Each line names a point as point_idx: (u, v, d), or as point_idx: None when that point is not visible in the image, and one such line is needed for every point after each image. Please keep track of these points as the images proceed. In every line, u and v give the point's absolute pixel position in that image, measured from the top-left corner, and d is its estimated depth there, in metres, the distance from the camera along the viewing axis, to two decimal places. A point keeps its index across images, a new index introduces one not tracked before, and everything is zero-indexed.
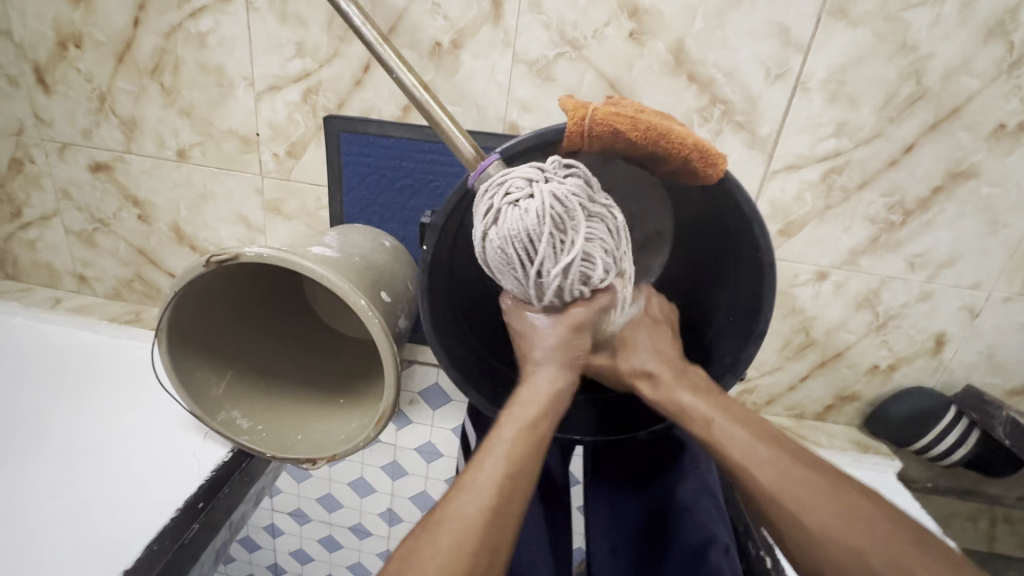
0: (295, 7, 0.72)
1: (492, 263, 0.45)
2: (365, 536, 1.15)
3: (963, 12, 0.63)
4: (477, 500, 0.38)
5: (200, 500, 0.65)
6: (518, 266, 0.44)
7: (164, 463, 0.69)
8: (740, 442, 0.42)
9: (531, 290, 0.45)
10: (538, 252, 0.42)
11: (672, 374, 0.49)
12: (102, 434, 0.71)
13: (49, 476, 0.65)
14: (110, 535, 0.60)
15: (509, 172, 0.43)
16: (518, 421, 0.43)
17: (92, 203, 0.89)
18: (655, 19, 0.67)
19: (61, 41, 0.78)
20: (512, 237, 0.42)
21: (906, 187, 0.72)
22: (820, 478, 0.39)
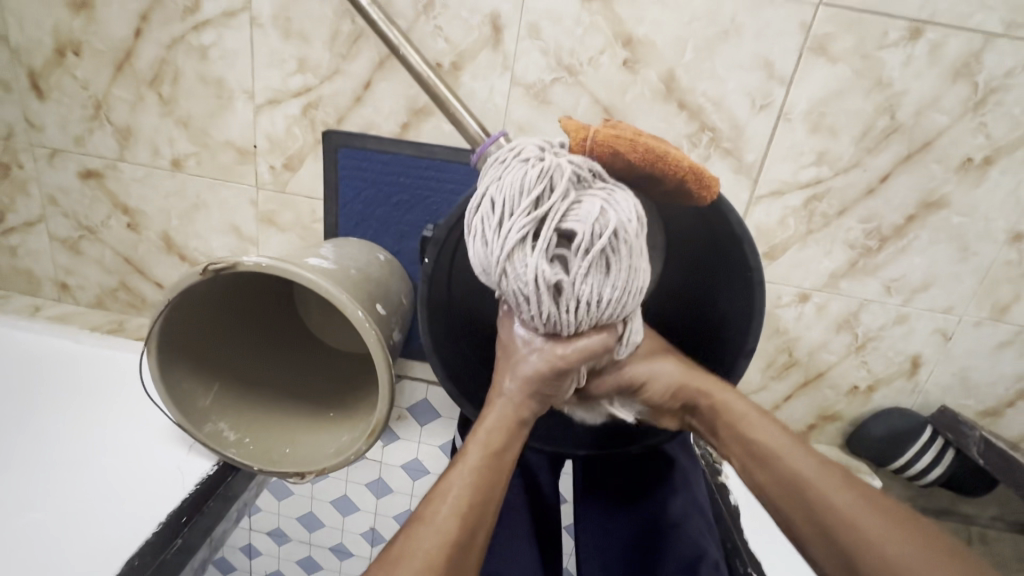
0: (298, 24, 0.73)
1: (476, 217, 0.44)
2: (346, 557, 1.13)
3: (933, 53, 0.68)
4: (438, 534, 0.42)
5: (183, 514, 0.64)
6: (496, 220, 0.43)
7: (149, 475, 0.67)
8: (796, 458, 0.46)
9: (496, 251, 0.43)
10: (520, 204, 0.42)
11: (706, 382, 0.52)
12: (84, 444, 0.70)
13: (29, 494, 0.64)
14: (93, 551, 0.59)
15: (523, 140, 0.46)
16: (482, 448, 0.47)
17: (79, 211, 0.88)
18: (649, 49, 0.71)
19: (60, 48, 0.78)
20: (504, 189, 0.43)
21: (883, 215, 0.76)
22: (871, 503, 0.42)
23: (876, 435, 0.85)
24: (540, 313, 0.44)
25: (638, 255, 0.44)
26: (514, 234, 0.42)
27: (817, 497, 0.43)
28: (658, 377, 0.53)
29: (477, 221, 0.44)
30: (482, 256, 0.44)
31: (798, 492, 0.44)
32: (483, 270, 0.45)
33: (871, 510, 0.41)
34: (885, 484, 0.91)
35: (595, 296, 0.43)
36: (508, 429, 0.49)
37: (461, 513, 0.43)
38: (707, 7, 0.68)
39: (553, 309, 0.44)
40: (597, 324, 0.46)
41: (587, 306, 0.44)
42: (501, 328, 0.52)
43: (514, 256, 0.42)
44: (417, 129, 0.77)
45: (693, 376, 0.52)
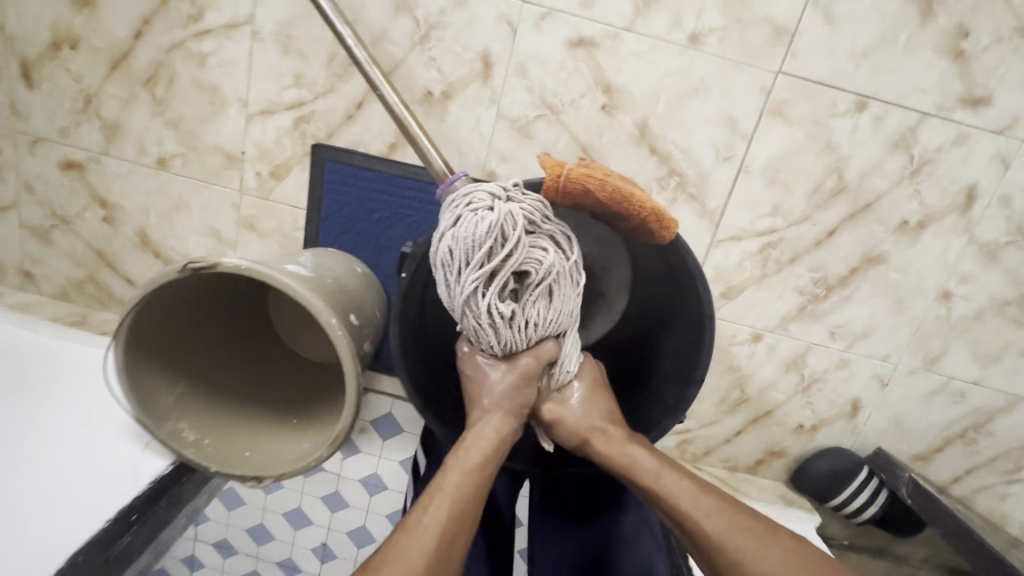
0: (298, 43, 0.77)
1: (437, 263, 0.49)
2: (294, 573, 1.10)
3: (875, 124, 0.76)
4: (421, 544, 0.44)
5: (133, 513, 0.64)
6: (456, 269, 0.48)
7: (98, 471, 0.66)
8: (686, 491, 0.50)
9: (458, 295, 0.49)
10: (476, 254, 0.48)
11: (611, 428, 0.55)
12: (27, 436, 0.68)
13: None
14: (32, 546, 0.57)
15: (475, 188, 0.50)
16: (463, 468, 0.49)
17: (56, 200, 0.87)
18: (626, 98, 0.77)
19: (56, 41, 0.79)
20: (461, 240, 0.48)
21: (830, 266, 0.83)
22: (746, 520, 0.47)
23: (818, 473, 0.90)
24: (503, 340, 0.53)
25: (574, 280, 0.54)
26: (474, 283, 0.48)
27: (698, 529, 0.47)
28: (568, 416, 0.56)
29: (439, 266, 0.50)
30: (447, 296, 0.50)
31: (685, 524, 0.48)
32: (451, 309, 0.51)
33: (739, 529, 0.46)
34: (825, 520, 0.96)
35: (544, 319, 0.53)
36: (488, 448, 0.51)
37: (443, 526, 0.45)
38: (679, 65, 0.75)
39: (512, 333, 0.52)
40: (546, 335, 0.55)
41: (535, 327, 0.53)
42: (462, 358, 0.58)
43: (473, 298, 0.49)
44: (404, 150, 0.81)
45: (591, 419, 0.56)
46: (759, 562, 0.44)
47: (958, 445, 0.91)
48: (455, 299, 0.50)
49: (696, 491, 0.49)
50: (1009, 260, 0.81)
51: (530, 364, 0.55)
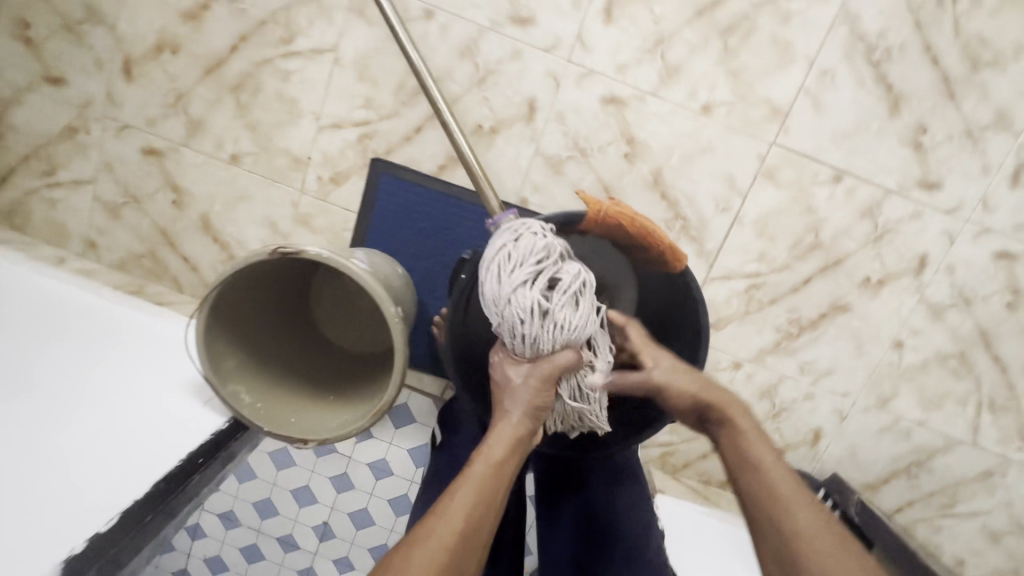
0: (372, 71, 0.90)
1: (491, 265, 0.61)
2: (291, 549, 1.17)
3: (849, 194, 0.91)
4: (449, 523, 0.50)
5: (200, 456, 0.76)
6: (508, 271, 0.60)
7: (170, 416, 0.77)
8: (788, 482, 0.53)
9: (506, 290, 0.60)
10: (526, 261, 0.61)
11: (727, 403, 0.61)
12: (100, 382, 0.76)
13: (57, 407, 0.70)
14: (121, 468, 0.68)
15: (529, 219, 0.64)
16: (488, 462, 0.56)
17: (132, 180, 0.97)
18: (646, 149, 0.91)
19: (160, 45, 0.90)
20: (516, 250, 0.61)
21: (803, 309, 0.96)
22: (830, 531, 0.50)
23: None
24: (533, 338, 0.60)
25: (593, 303, 0.65)
26: (520, 280, 0.60)
27: (791, 517, 0.51)
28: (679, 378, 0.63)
29: (493, 267, 0.61)
30: (495, 292, 0.60)
31: (777, 507, 0.52)
32: (495, 306, 0.61)
33: (824, 532, 0.50)
34: None
35: (569, 325, 0.61)
36: (510, 444, 0.58)
37: (469, 510, 0.52)
38: (692, 128, 0.89)
39: (543, 332, 0.60)
40: (567, 344, 0.62)
41: (560, 332, 0.61)
42: (493, 364, 0.65)
43: (517, 296, 0.60)
44: (451, 172, 0.93)
45: (710, 389, 0.62)
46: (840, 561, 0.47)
47: (902, 478, 1.04)
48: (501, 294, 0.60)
49: (796, 487, 0.53)
50: (951, 320, 0.95)
51: (552, 368, 0.61)
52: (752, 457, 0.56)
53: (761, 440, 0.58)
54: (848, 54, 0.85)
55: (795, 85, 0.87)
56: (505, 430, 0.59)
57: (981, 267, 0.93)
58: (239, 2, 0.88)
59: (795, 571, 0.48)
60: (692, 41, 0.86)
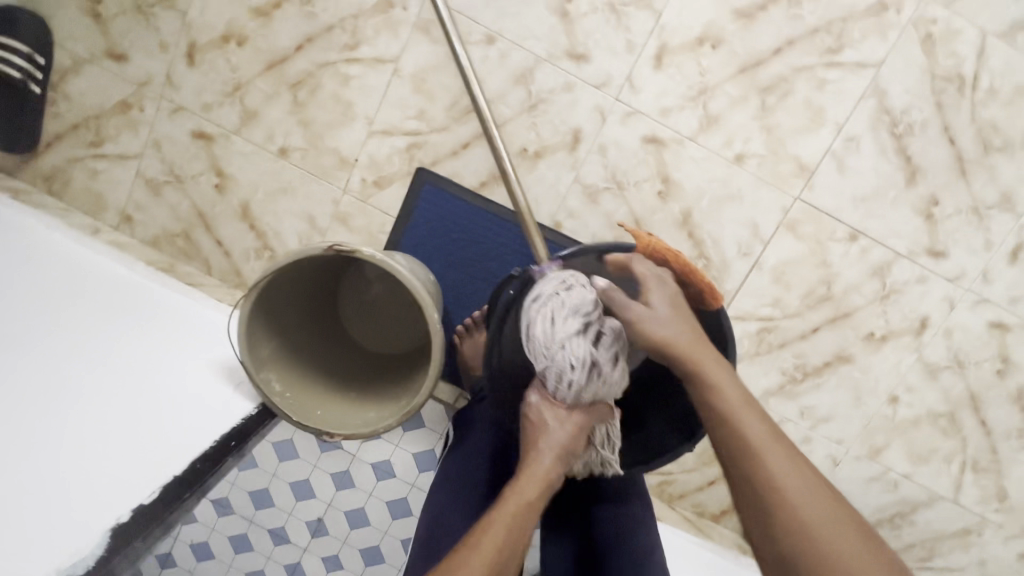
0: (429, 86, 0.94)
1: (544, 311, 0.65)
2: (281, 542, 1.17)
3: (862, 253, 0.97)
4: (483, 557, 0.55)
5: (234, 438, 0.79)
6: (560, 321, 0.64)
7: (201, 396, 0.79)
8: (757, 428, 0.55)
9: (556, 339, 0.64)
10: (578, 314, 0.65)
11: (697, 349, 0.61)
12: (136, 356, 0.77)
13: (109, 376, 0.73)
14: (156, 446, 0.70)
15: (581, 271, 0.68)
16: (521, 502, 0.61)
17: (178, 160, 0.99)
18: (678, 189, 0.96)
19: (226, 36, 0.94)
20: (569, 301, 0.65)
21: (809, 356, 1.01)
22: (801, 469, 0.52)
23: None
24: (574, 387, 0.66)
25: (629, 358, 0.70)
26: (572, 333, 0.64)
27: (756, 461, 0.53)
28: (662, 329, 0.63)
29: (546, 313, 0.65)
30: (545, 338, 0.65)
31: (744, 452, 0.54)
32: (544, 352, 0.65)
33: (791, 471, 0.52)
34: None
35: (608, 379, 0.66)
36: (538, 485, 0.63)
37: (500, 546, 0.56)
38: (724, 175, 0.95)
39: (584, 383, 0.65)
40: (601, 396, 0.68)
41: (601, 386, 0.66)
42: (529, 402, 0.69)
43: (566, 347, 0.65)
44: (491, 189, 0.97)
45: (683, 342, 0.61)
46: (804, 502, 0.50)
47: (885, 529, 1.08)
48: (552, 343, 0.65)
49: (767, 431, 0.54)
50: (944, 381, 1.01)
51: (584, 418, 0.67)
52: (726, 407, 0.57)
53: (739, 391, 0.58)
54: (873, 125, 0.92)
55: (822, 147, 0.93)
56: (536, 471, 0.64)
57: (976, 334, 0.99)
58: (310, 6, 0.92)
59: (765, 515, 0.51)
60: (733, 95, 0.92)
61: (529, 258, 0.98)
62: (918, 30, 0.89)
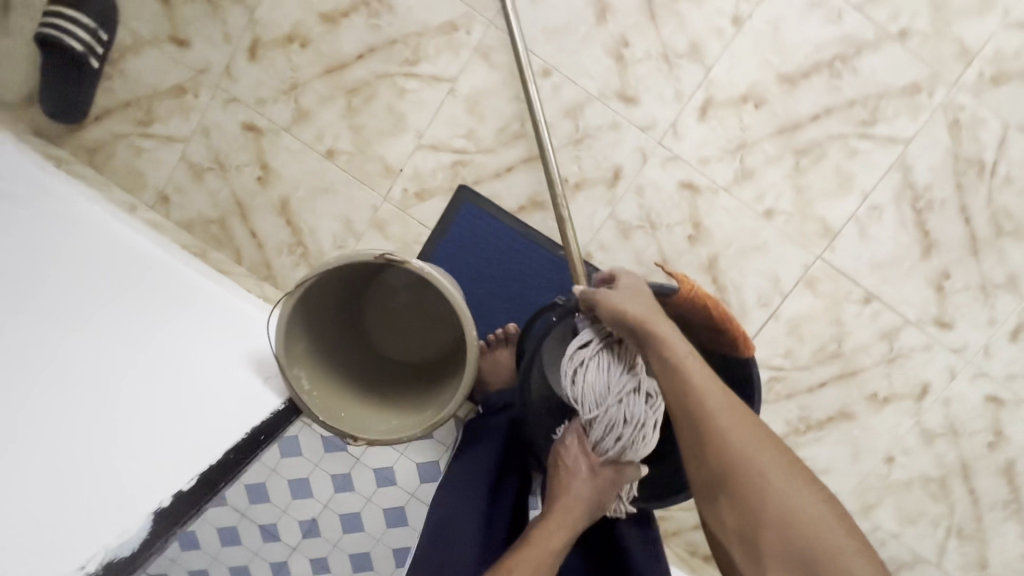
0: (481, 108, 0.97)
1: (595, 364, 0.70)
2: (271, 539, 1.15)
3: (874, 316, 1.01)
4: None
5: (262, 433, 0.82)
6: (610, 377, 0.69)
7: (235, 385, 0.81)
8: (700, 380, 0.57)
9: (603, 392, 0.69)
10: (627, 374, 0.69)
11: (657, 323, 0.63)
12: (176, 340, 0.79)
13: (151, 359, 0.74)
14: (194, 433, 0.73)
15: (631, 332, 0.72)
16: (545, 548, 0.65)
17: (224, 149, 1.01)
18: (708, 235, 0.99)
19: (291, 36, 0.96)
20: (619, 359, 0.70)
21: (814, 409, 1.05)
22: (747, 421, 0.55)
23: None
24: (614, 442, 0.70)
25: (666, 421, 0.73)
26: (619, 391, 0.69)
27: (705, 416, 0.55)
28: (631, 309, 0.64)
29: (597, 367, 0.70)
30: (593, 390, 0.70)
31: (691, 408, 0.56)
32: (590, 403, 0.70)
33: (736, 422, 0.54)
34: None
35: (645, 439, 0.70)
36: (561, 534, 0.67)
37: None
38: (752, 226, 0.99)
39: (623, 440, 0.70)
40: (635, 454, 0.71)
41: (642, 448, 0.70)
42: (565, 447, 0.73)
43: (610, 402, 0.69)
44: (529, 214, 1.00)
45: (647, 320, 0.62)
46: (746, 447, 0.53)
47: None
48: (599, 395, 0.70)
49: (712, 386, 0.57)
50: (939, 447, 1.05)
51: (614, 473, 0.71)
52: (674, 366, 0.58)
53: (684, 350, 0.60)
54: (896, 197, 0.97)
55: (847, 212, 0.98)
56: (563, 519, 0.68)
57: (972, 406, 1.03)
58: (377, 19, 0.95)
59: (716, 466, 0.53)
60: (769, 153, 0.96)
61: (557, 285, 1.01)
62: (948, 114, 0.94)
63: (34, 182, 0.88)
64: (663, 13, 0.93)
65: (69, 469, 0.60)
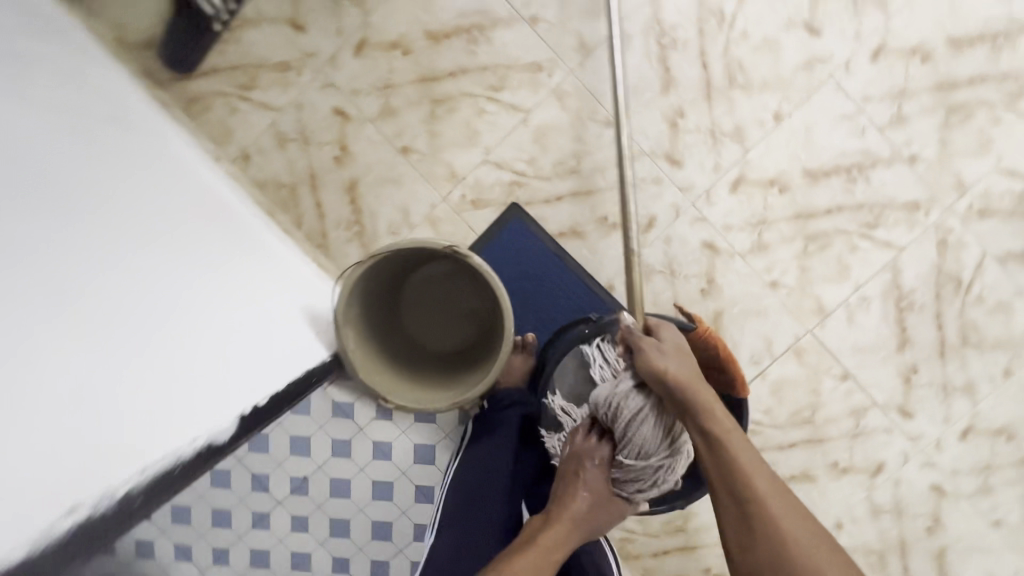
0: (546, 141, 1.10)
1: (649, 428, 0.83)
2: (257, 490, 1.20)
3: (848, 393, 1.13)
4: None
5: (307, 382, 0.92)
6: (656, 443, 0.84)
7: (265, 352, 0.90)
8: (753, 465, 0.73)
9: (646, 452, 0.84)
10: (670, 445, 0.84)
11: (710, 400, 0.77)
12: (230, 296, 0.87)
13: (205, 309, 0.82)
14: (219, 391, 0.82)
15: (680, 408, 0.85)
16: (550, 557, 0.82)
17: (311, 126, 1.12)
18: (718, 291, 1.12)
19: (396, 44, 1.09)
20: (668, 434, 0.83)
21: (781, 467, 1.15)
22: (791, 503, 0.70)
23: None
24: (635, 486, 0.88)
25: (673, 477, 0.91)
26: (659, 457, 0.84)
27: (758, 501, 0.69)
28: (679, 374, 0.79)
29: (649, 431, 0.84)
30: (640, 446, 0.85)
31: (745, 493, 0.70)
32: (631, 453, 0.86)
33: (785, 506, 0.69)
34: None
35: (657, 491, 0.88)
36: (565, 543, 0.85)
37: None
38: (758, 292, 1.11)
39: (643, 486, 0.88)
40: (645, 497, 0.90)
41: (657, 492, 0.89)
42: (593, 474, 0.88)
43: (648, 460, 0.85)
44: (567, 240, 1.12)
45: (701, 395, 0.77)
46: (794, 528, 0.67)
47: None
48: (641, 451, 0.85)
49: (761, 470, 0.72)
50: (884, 523, 1.16)
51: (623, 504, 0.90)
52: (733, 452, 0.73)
53: (738, 436, 0.75)
54: (885, 294, 1.11)
55: (841, 297, 1.11)
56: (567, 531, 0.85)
57: (918, 491, 1.15)
58: (474, 46, 1.09)
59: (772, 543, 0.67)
60: (784, 233, 1.10)
61: (579, 307, 1.12)
62: (938, 233, 1.09)
63: (144, 120, 1.00)
64: (718, 96, 1.08)
65: (75, 421, 0.62)
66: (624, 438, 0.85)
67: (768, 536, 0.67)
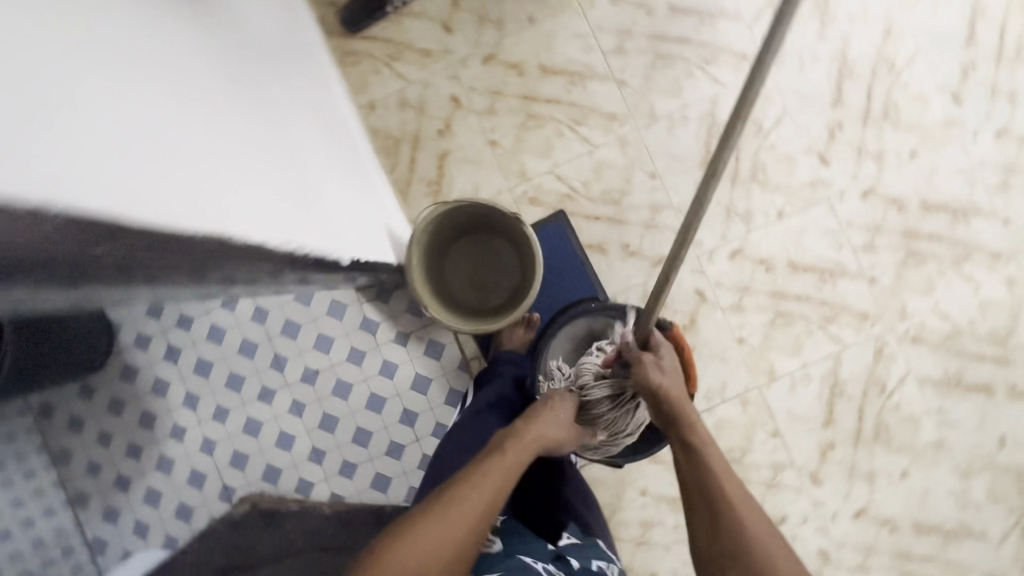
0: (601, 173, 1.39)
1: (620, 417, 1.07)
2: (275, 367, 1.42)
3: (774, 448, 1.36)
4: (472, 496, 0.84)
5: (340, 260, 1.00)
6: (620, 426, 1.08)
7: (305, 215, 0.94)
8: (724, 471, 0.85)
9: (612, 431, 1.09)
10: (629, 429, 1.10)
11: (689, 414, 0.93)
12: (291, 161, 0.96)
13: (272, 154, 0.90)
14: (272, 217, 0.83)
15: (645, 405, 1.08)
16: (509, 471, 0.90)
17: (430, 101, 1.41)
18: (696, 331, 1.37)
19: (515, 66, 1.41)
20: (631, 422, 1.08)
21: None
22: (753, 505, 0.82)
23: None
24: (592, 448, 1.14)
25: None
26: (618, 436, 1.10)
27: (724, 500, 0.81)
28: (670, 389, 0.94)
29: (619, 418, 1.07)
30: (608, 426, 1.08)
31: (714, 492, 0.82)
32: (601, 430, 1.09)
33: (748, 506, 0.81)
34: None
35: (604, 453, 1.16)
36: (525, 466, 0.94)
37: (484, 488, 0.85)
38: (726, 343, 1.37)
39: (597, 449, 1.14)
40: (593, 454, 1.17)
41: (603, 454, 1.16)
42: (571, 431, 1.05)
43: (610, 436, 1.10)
44: (592, 252, 1.38)
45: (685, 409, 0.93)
46: (754, 523, 0.78)
47: None
48: (608, 430, 1.09)
49: (729, 477, 0.85)
50: None
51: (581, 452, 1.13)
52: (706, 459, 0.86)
53: (713, 450, 0.89)
54: (824, 377, 1.36)
55: (789, 368, 1.36)
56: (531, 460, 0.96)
57: (808, 551, 1.35)
58: (571, 87, 1.41)
59: (735, 534, 0.78)
60: (760, 303, 1.37)
61: None
62: (876, 343, 1.36)
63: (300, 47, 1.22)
64: (740, 184, 1.38)
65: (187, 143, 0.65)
66: (596, 417, 1.07)
67: (732, 531, 0.78)
